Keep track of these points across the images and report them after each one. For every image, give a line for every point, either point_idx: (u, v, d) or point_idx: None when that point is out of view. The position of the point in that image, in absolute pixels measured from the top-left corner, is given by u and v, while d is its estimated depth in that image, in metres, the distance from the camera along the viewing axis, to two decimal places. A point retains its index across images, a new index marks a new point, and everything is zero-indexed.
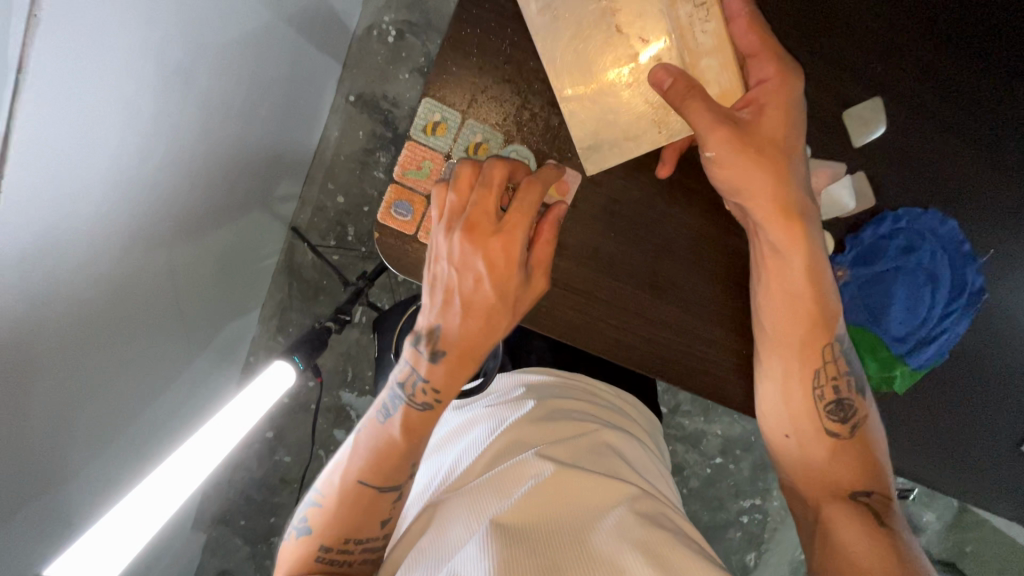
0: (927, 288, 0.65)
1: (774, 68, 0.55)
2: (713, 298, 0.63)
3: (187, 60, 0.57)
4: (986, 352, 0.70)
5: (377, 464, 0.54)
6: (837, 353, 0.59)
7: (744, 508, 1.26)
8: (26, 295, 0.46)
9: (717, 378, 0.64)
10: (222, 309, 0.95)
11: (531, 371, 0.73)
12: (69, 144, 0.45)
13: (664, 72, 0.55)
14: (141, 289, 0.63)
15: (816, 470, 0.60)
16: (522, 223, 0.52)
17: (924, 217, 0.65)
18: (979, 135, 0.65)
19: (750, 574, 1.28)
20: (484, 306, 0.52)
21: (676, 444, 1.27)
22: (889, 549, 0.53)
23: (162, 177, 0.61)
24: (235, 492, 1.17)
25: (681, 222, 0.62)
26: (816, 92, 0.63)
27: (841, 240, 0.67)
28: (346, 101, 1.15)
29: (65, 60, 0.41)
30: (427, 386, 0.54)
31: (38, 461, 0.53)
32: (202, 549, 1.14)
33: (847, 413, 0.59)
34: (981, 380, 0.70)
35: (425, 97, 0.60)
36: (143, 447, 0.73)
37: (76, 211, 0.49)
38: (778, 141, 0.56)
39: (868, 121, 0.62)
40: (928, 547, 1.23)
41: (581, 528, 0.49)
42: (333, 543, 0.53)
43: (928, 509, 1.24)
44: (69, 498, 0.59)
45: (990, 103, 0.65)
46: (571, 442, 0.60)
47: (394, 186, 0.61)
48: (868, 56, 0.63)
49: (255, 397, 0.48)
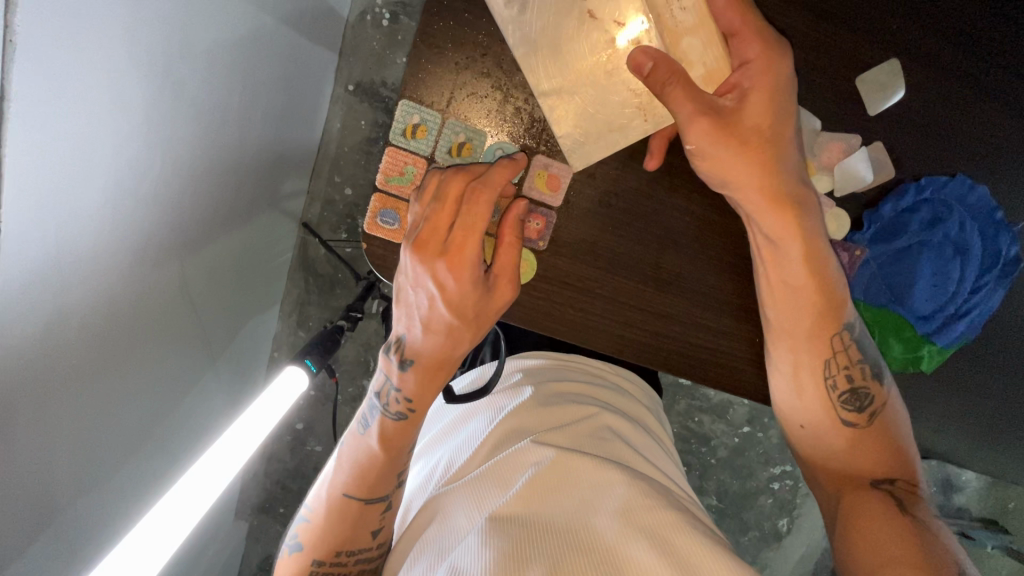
0: (956, 262, 0.65)
1: (758, 47, 0.54)
2: (716, 286, 0.63)
3: (175, 67, 0.54)
4: (1005, 310, 0.68)
5: (361, 478, 0.56)
6: (848, 342, 0.59)
7: (775, 475, 1.25)
8: (43, 328, 0.45)
9: (720, 364, 0.64)
10: (240, 311, 0.96)
11: (529, 355, 0.73)
12: (62, 168, 0.43)
13: (643, 55, 0.53)
14: (156, 302, 0.64)
15: (838, 460, 0.59)
16: (471, 240, 0.52)
17: (949, 186, 0.63)
18: (994, 88, 0.62)
19: (783, 539, 1.27)
20: (441, 322, 0.53)
21: (702, 415, 1.25)
22: (913, 533, 0.50)
23: (165, 190, 0.59)
24: (272, 482, 1.21)
25: (681, 209, 0.62)
26: (817, 56, 0.61)
27: (858, 217, 0.65)
28: (345, 90, 1.13)
29: (47, 84, 0.39)
30: (400, 396, 0.55)
31: (73, 476, 0.54)
32: (246, 537, 1.19)
33: (864, 402, 0.58)
34: (1003, 339, 0.69)
35: (401, 100, 0.59)
36: (177, 449, 0.76)
37: (82, 236, 0.48)
38: (770, 125, 0.55)
39: (884, 86, 0.60)
40: (967, 505, 1.20)
41: (585, 509, 0.48)
42: (325, 557, 0.56)
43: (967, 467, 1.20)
44: (106, 507, 0.61)
45: (1006, 55, 0.62)
46: (571, 428, 0.60)
47: (377, 195, 0.60)
48: (871, 20, 0.60)
49: (262, 412, 0.50)
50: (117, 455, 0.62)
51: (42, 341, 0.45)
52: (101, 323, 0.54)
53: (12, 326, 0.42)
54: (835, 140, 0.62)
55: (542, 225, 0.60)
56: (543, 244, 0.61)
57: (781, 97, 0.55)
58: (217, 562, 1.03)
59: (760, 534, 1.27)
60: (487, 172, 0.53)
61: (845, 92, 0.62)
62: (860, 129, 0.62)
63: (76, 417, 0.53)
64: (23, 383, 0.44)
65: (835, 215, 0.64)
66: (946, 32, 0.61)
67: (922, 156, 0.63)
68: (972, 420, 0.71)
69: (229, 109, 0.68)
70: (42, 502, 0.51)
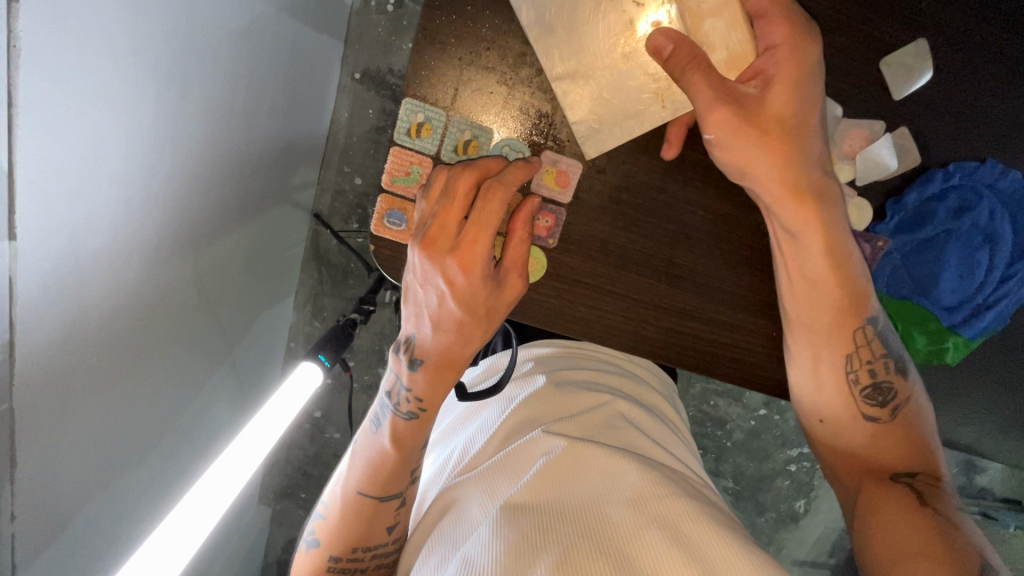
0: (984, 250, 0.63)
1: (784, 30, 0.52)
2: (731, 281, 0.62)
3: (181, 66, 0.54)
4: None
5: (373, 477, 0.56)
6: (871, 336, 0.57)
7: (792, 457, 1.24)
8: (62, 330, 0.46)
9: (734, 359, 0.63)
10: (255, 303, 0.97)
11: (538, 344, 0.74)
12: (73, 170, 0.43)
13: (663, 37, 0.53)
14: (171, 299, 0.64)
15: (857, 454, 0.58)
16: (480, 237, 0.51)
17: (981, 171, 0.61)
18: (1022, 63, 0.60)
19: (800, 520, 1.27)
20: (451, 320, 0.52)
21: (718, 399, 1.23)
22: (934, 527, 0.49)
23: (176, 188, 0.59)
24: (293, 468, 1.24)
25: (695, 203, 0.60)
26: (838, 36, 0.58)
27: (881, 206, 0.62)
28: (352, 79, 1.12)
29: (54, 88, 0.39)
30: (411, 395, 0.55)
31: (98, 472, 0.56)
32: (269, 521, 1.22)
33: (886, 396, 0.57)
34: None
35: (405, 99, 0.58)
36: (198, 442, 0.78)
37: (96, 237, 0.48)
38: (787, 115, 0.53)
39: (912, 68, 0.58)
40: (990, 486, 1.18)
41: (597, 495, 0.48)
42: (342, 554, 0.57)
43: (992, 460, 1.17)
44: (130, 500, 0.63)
45: None
46: (582, 417, 0.59)
47: (384, 196, 0.60)
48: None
49: (274, 414, 0.50)
50: (140, 451, 0.63)
51: (61, 344, 0.46)
52: (119, 322, 0.54)
53: (29, 333, 0.42)
54: (856, 125, 0.59)
55: (552, 222, 0.60)
56: (553, 241, 0.60)
57: (804, 82, 0.52)
58: (242, 547, 1.07)
59: (777, 516, 1.27)
60: (502, 173, 0.54)
61: (869, 73, 0.59)
62: (884, 111, 0.59)
63: (98, 416, 0.54)
64: (44, 386, 0.45)
65: (857, 205, 0.61)
66: (973, 7, 0.59)
67: (949, 137, 0.61)
68: (994, 403, 0.70)
69: (235, 105, 0.68)
70: (68, 499, 0.52)
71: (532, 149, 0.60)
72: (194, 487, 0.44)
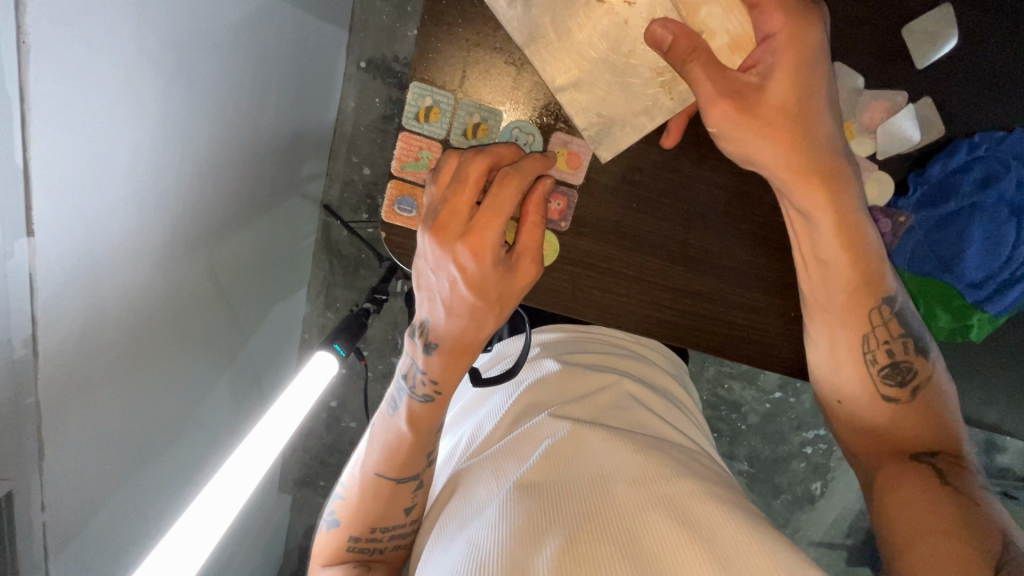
0: (1011, 224, 0.62)
1: (788, 14, 0.50)
2: (748, 260, 0.61)
3: (185, 57, 0.53)
4: None
5: (390, 458, 0.57)
6: (888, 316, 0.57)
7: (808, 439, 1.23)
8: (79, 325, 0.46)
9: (752, 339, 0.63)
10: (270, 294, 0.98)
11: (547, 329, 0.74)
12: (84, 165, 0.43)
13: (661, 29, 0.52)
14: (186, 291, 0.65)
15: (877, 432, 0.57)
16: (494, 223, 0.50)
17: (1007, 143, 0.59)
18: None
19: (817, 502, 1.27)
20: (463, 304, 0.51)
21: (732, 382, 1.22)
22: (955, 509, 0.48)
23: (187, 182, 0.59)
24: (311, 456, 1.26)
25: (712, 181, 0.60)
26: (852, 8, 0.56)
27: (903, 179, 0.61)
28: (357, 68, 1.11)
29: (62, 81, 0.39)
30: (426, 378, 0.55)
31: (123, 462, 0.57)
32: (290, 508, 1.25)
33: (904, 376, 0.57)
34: None
35: (413, 82, 0.57)
36: (219, 432, 0.79)
37: (110, 232, 0.48)
38: (802, 91, 0.51)
39: (933, 35, 0.56)
40: (1011, 465, 1.16)
41: (604, 473, 0.48)
42: (360, 535, 0.59)
43: (1011, 445, 1.14)
44: (154, 489, 0.64)
45: None
46: (590, 399, 0.59)
47: (393, 183, 0.59)
48: None
49: (291, 404, 0.51)
50: (163, 442, 0.65)
51: (80, 338, 0.47)
52: (136, 315, 0.55)
53: (49, 329, 0.43)
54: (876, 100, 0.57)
55: (564, 205, 0.59)
56: (565, 225, 0.59)
57: (812, 61, 0.51)
58: (265, 533, 1.10)
59: (794, 498, 1.27)
60: (520, 162, 0.54)
61: (885, 45, 0.57)
62: (906, 82, 0.58)
63: (121, 407, 0.55)
64: (67, 380, 0.46)
65: (876, 179, 0.60)
66: None
67: (973, 108, 0.59)
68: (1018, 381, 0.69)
69: (243, 98, 0.67)
70: (97, 487, 0.54)
71: (543, 131, 0.59)
72: (216, 476, 0.45)
